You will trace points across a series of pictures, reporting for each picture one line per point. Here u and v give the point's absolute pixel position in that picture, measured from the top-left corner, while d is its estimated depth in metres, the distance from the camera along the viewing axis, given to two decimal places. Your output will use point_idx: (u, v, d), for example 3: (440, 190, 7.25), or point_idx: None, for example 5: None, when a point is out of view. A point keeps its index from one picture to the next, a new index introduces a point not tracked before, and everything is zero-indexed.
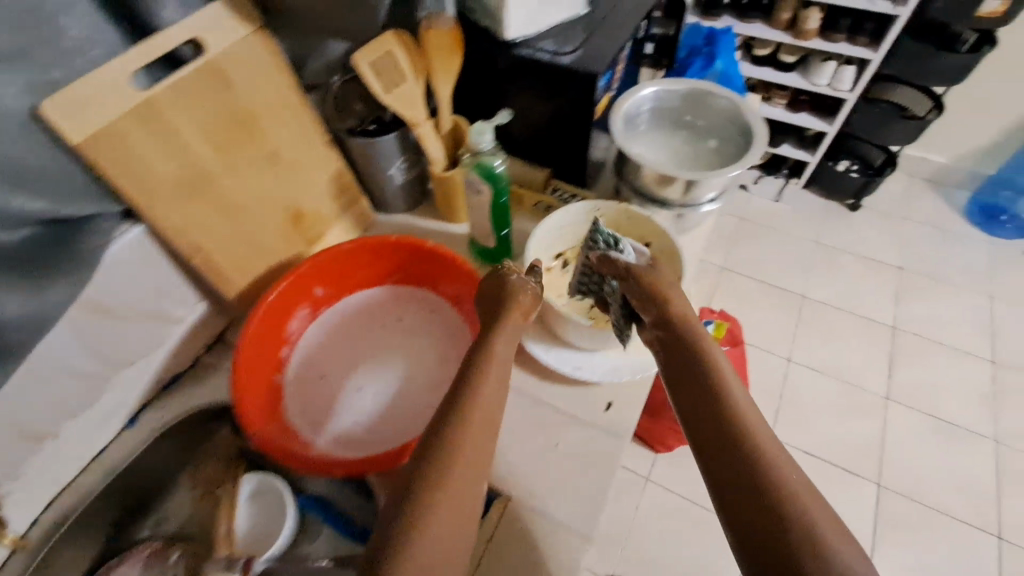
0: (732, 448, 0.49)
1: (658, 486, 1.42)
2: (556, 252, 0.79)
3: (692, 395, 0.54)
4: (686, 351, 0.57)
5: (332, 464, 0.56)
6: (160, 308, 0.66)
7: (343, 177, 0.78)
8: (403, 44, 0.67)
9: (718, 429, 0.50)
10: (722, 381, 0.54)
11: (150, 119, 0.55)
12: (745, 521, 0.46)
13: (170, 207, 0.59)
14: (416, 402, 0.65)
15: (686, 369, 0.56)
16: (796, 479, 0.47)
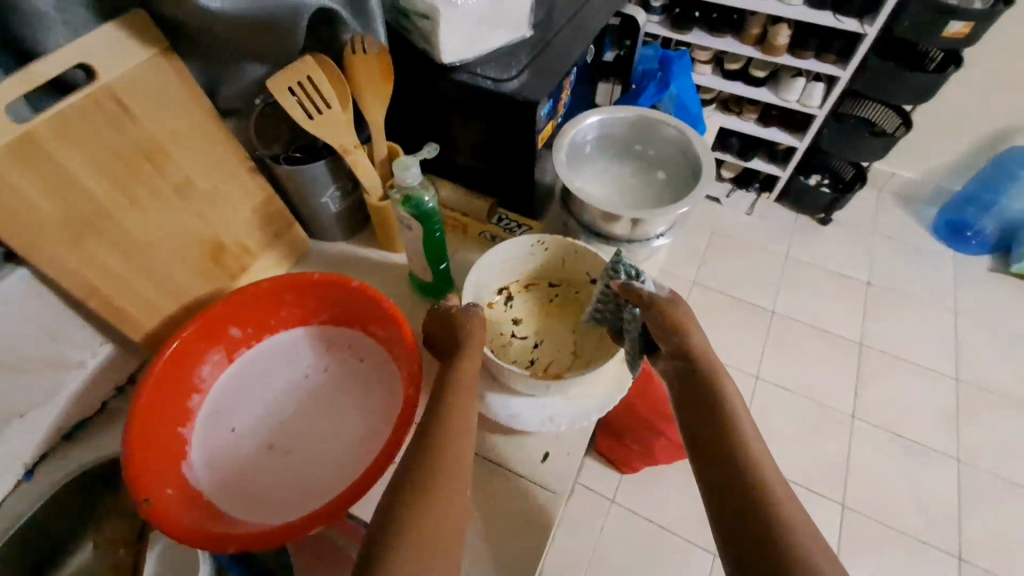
0: (740, 469, 0.51)
1: (623, 509, 1.38)
2: (500, 287, 0.77)
3: (706, 417, 0.56)
4: (711, 375, 0.58)
5: (224, 536, 0.51)
6: (58, 354, 0.60)
7: (271, 206, 0.73)
8: (326, 69, 0.62)
9: (726, 446, 0.53)
10: (734, 404, 0.56)
11: (28, 153, 0.49)
12: (736, 530, 0.48)
13: (58, 247, 0.54)
14: (335, 460, 0.62)
15: (701, 391, 0.57)
16: (793, 502, 0.48)
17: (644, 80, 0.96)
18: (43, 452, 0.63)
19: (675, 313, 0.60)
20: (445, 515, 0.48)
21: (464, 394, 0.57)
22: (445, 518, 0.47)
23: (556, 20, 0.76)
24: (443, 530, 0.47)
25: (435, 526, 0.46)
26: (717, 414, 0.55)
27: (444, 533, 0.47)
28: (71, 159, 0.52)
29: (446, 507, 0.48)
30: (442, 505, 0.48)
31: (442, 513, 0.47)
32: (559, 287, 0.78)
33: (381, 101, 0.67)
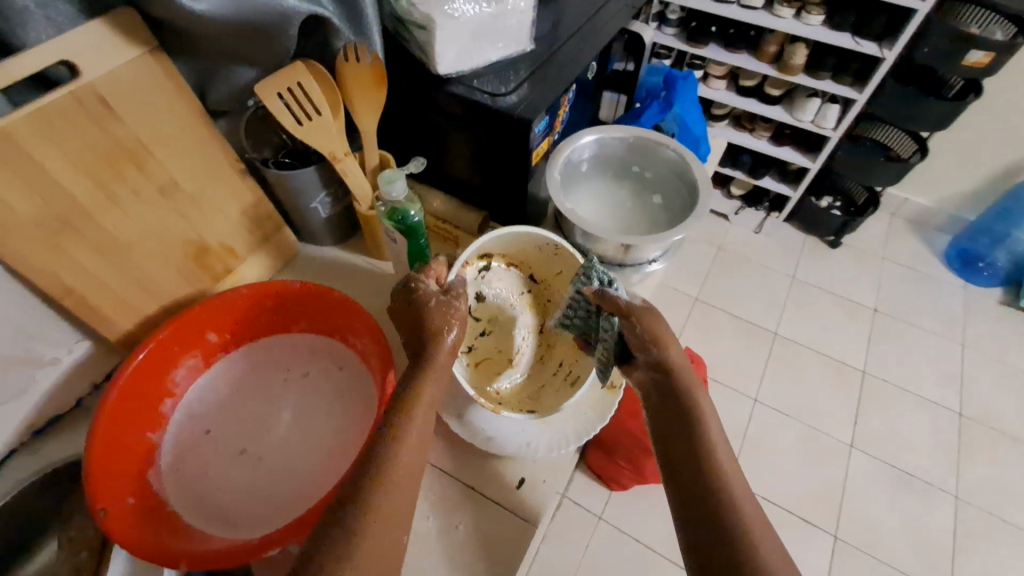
0: (713, 488, 0.49)
1: (610, 526, 1.36)
2: (483, 253, 0.72)
3: (681, 432, 0.54)
4: (688, 389, 0.56)
5: (181, 553, 0.51)
6: (31, 350, 0.59)
7: (262, 208, 0.73)
8: (316, 74, 0.61)
9: (700, 463, 0.51)
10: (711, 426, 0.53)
11: (3, 150, 0.48)
12: (706, 549, 0.47)
13: (31, 245, 0.53)
14: (304, 475, 0.61)
15: (677, 406, 0.55)
16: (766, 535, 0.47)
17: (648, 98, 0.94)
18: (8, 450, 0.61)
19: (657, 324, 0.58)
20: (391, 527, 0.44)
21: (429, 400, 0.52)
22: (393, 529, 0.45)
23: (560, 34, 0.74)
24: (388, 541, 0.44)
25: (383, 537, 0.43)
26: (691, 429, 0.53)
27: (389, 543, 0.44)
28: (49, 158, 0.51)
29: (394, 518, 0.45)
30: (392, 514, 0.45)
31: (391, 526, 0.44)
32: (536, 288, 0.76)
33: (373, 110, 0.66)
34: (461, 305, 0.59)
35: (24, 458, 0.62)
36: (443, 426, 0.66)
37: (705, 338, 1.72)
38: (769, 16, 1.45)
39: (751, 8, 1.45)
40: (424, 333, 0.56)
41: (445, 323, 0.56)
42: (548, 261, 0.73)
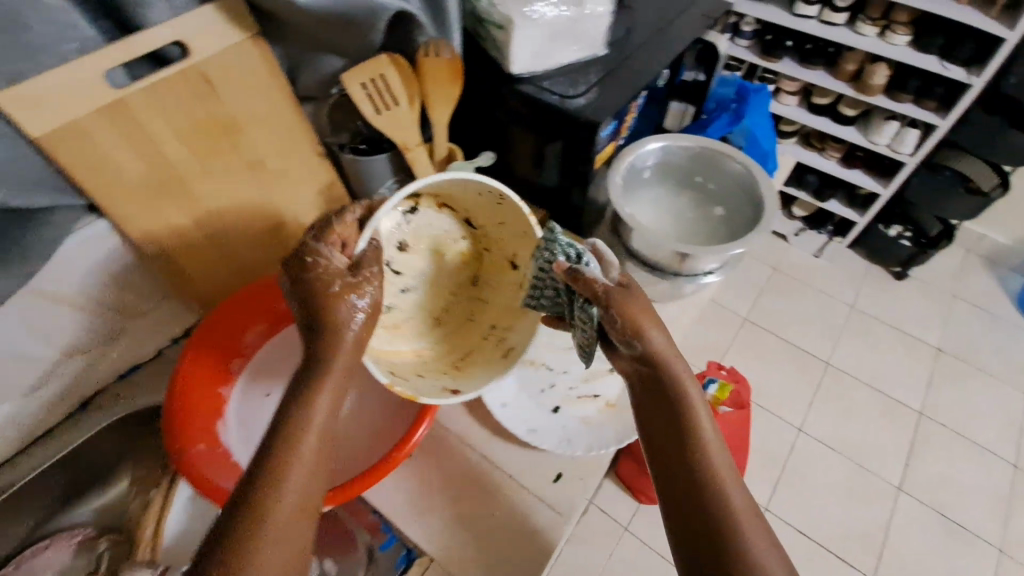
0: (704, 489, 0.49)
1: (635, 538, 1.35)
2: (409, 196, 0.64)
3: (668, 431, 0.52)
4: (676, 387, 0.53)
5: None
6: (121, 301, 0.64)
7: (334, 190, 0.77)
8: (398, 67, 0.64)
9: (688, 464, 0.50)
10: (698, 423, 0.52)
11: (121, 118, 0.54)
12: (697, 551, 0.47)
13: (134, 206, 0.58)
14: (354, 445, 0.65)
15: (664, 404, 0.53)
16: (758, 534, 0.47)
17: (716, 109, 0.93)
18: (94, 390, 0.68)
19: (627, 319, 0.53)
20: (296, 516, 0.44)
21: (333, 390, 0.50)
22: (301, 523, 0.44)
23: (633, 40, 0.75)
24: (295, 531, 0.44)
25: (293, 527, 0.44)
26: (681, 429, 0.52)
27: (298, 532, 0.44)
28: (158, 128, 0.57)
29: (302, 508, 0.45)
30: (300, 503, 0.45)
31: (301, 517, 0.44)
32: (476, 242, 0.70)
33: (447, 102, 0.68)
34: (373, 285, 0.53)
35: (104, 401, 0.69)
36: (485, 413, 0.67)
37: (751, 361, 1.67)
38: (851, 34, 1.40)
39: (832, 23, 1.40)
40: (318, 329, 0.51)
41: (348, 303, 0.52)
42: (492, 217, 0.66)
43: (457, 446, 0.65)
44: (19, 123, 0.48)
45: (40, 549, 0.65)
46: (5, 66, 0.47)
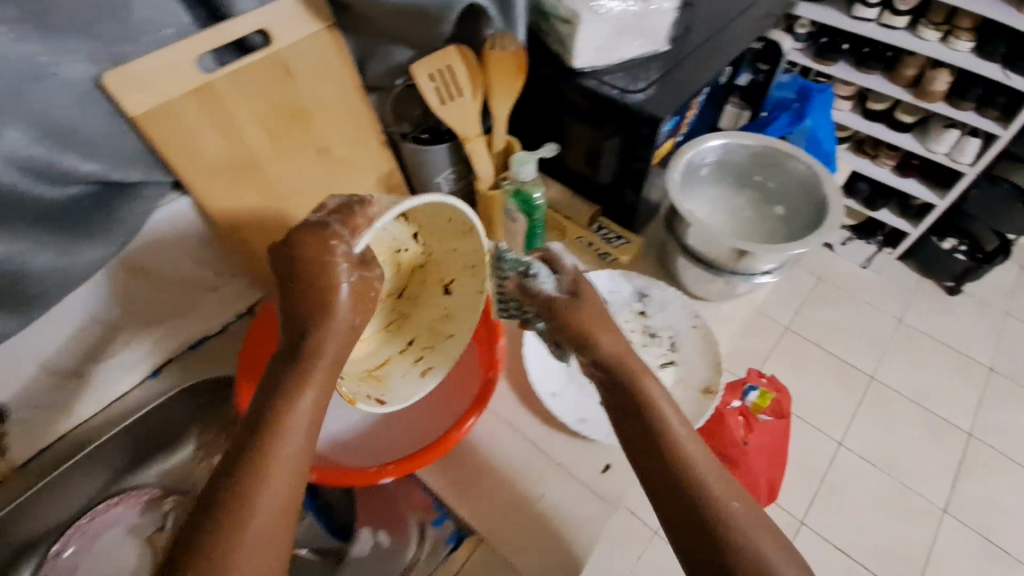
0: (693, 481, 0.49)
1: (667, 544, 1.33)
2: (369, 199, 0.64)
3: (639, 429, 0.53)
4: (637, 382, 0.55)
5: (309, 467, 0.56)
6: (194, 275, 0.68)
7: (393, 177, 0.79)
8: (464, 58, 0.66)
9: (665, 458, 0.51)
10: (667, 419, 0.53)
11: (208, 101, 0.57)
12: (698, 547, 0.47)
13: (214, 185, 0.61)
14: (412, 425, 0.66)
15: (629, 401, 0.54)
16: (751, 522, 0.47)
17: (776, 109, 0.91)
18: (167, 356, 0.71)
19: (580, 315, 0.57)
20: (273, 516, 0.44)
21: (315, 393, 0.51)
22: (279, 525, 0.44)
23: (695, 38, 0.75)
24: (269, 533, 0.44)
25: (268, 526, 0.44)
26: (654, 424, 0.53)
27: (276, 530, 0.44)
28: (239, 112, 0.60)
29: (278, 510, 0.45)
30: (277, 500, 0.45)
31: (279, 516, 0.45)
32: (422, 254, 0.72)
33: (507, 97, 0.70)
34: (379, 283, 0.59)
35: (176, 368, 0.72)
36: (534, 400, 0.68)
37: (790, 373, 1.62)
38: (912, 38, 1.36)
39: (893, 27, 1.37)
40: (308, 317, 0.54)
41: (344, 275, 0.55)
42: (445, 236, 0.67)
43: (508, 431, 0.66)
44: (121, 102, 0.51)
45: (112, 505, 0.71)
46: (111, 47, 0.50)
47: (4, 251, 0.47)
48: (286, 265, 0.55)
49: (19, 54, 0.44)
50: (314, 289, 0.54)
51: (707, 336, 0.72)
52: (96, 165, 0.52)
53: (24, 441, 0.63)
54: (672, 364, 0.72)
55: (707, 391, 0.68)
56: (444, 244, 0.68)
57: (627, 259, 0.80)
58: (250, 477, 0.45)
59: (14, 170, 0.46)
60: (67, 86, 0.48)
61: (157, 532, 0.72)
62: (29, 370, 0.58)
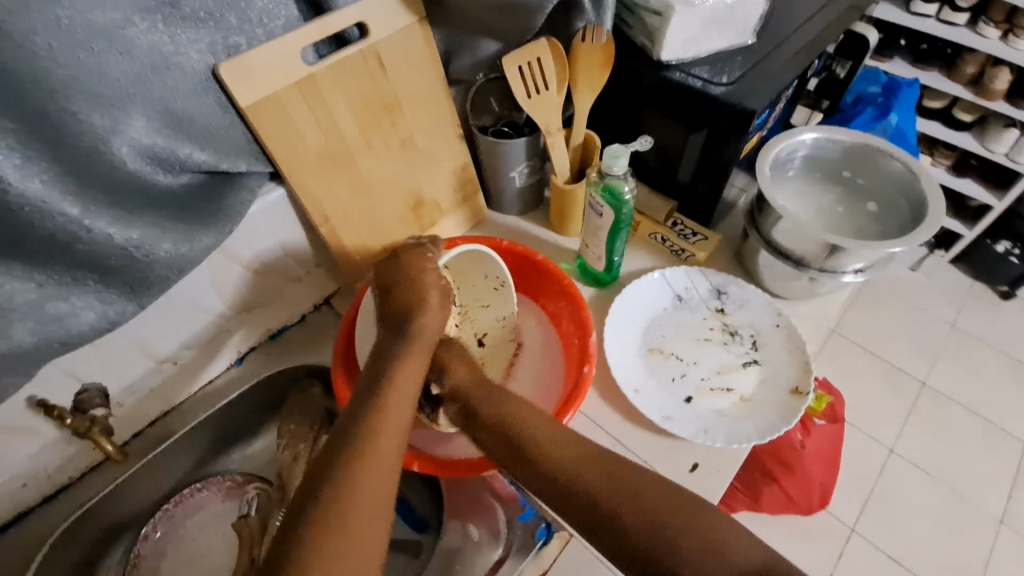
0: (612, 506, 0.48)
1: None
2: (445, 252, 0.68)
3: (577, 502, 0.49)
4: (544, 446, 0.52)
5: (409, 457, 0.58)
6: (282, 266, 0.69)
7: (468, 171, 0.79)
8: (553, 52, 0.66)
9: (617, 524, 0.47)
10: (550, 453, 0.52)
11: (309, 92, 0.58)
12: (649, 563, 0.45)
13: (309, 175, 0.62)
14: None
15: (560, 465, 0.51)
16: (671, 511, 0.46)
17: (860, 103, 0.89)
18: (251, 345, 0.74)
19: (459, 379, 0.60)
20: (366, 503, 0.45)
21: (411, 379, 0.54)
22: (372, 521, 0.45)
23: (781, 30, 0.73)
24: (364, 522, 0.45)
25: (363, 522, 0.44)
26: (607, 481, 0.49)
27: (372, 524, 0.45)
28: (335, 102, 0.61)
29: (372, 506, 0.45)
30: (373, 493, 0.46)
31: (373, 510, 0.46)
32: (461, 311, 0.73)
33: (592, 91, 0.69)
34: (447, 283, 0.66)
35: (260, 355, 0.74)
36: (615, 396, 0.69)
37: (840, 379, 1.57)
38: (972, 37, 1.33)
39: (953, 24, 1.34)
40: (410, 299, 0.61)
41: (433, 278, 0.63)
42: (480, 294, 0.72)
43: (593, 430, 0.67)
44: (233, 93, 0.52)
45: (196, 490, 0.72)
46: (227, 38, 0.51)
47: (135, 240, 0.47)
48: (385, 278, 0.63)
49: (149, 43, 0.45)
50: (403, 289, 0.62)
51: (792, 336, 0.71)
52: (209, 154, 0.52)
53: (124, 423, 0.66)
54: (755, 363, 0.70)
55: (797, 391, 0.67)
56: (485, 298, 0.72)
57: (704, 256, 0.78)
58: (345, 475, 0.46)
59: (141, 160, 0.47)
60: (189, 75, 0.49)
61: (244, 519, 0.70)
62: (131, 352, 0.61)
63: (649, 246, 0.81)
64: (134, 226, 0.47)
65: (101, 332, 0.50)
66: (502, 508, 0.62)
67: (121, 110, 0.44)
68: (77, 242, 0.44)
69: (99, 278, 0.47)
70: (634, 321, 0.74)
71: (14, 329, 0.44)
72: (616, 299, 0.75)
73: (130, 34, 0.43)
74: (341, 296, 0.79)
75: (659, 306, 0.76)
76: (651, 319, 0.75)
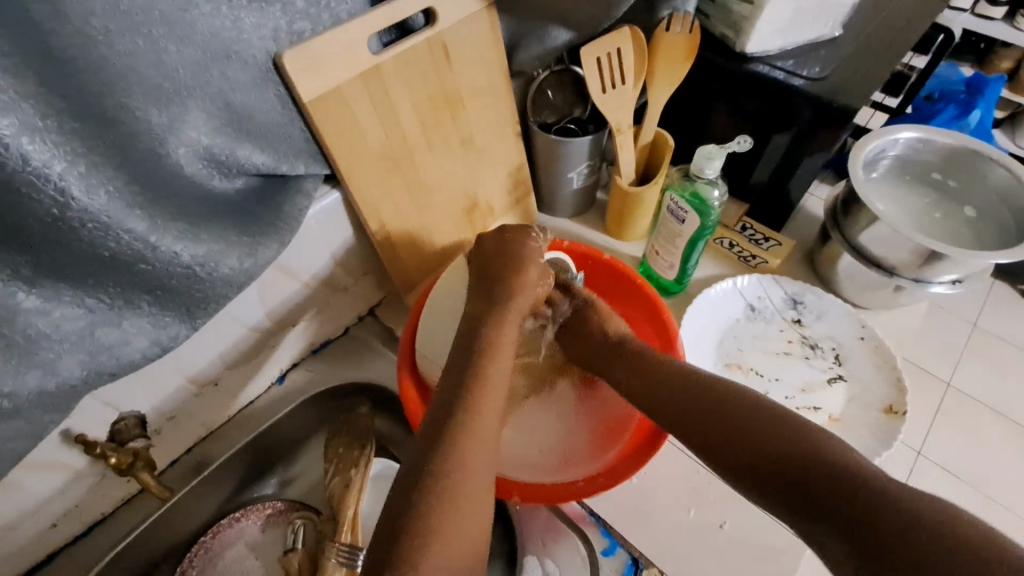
0: (727, 416, 0.47)
1: None
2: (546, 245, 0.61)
3: (704, 422, 0.49)
4: (646, 396, 0.53)
5: (509, 484, 0.54)
6: (332, 277, 0.63)
7: (522, 171, 0.73)
8: (635, 42, 0.60)
9: (731, 455, 0.46)
10: (668, 374, 0.53)
11: (373, 86, 0.52)
12: (773, 472, 0.43)
13: (368, 177, 0.56)
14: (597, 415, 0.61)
15: (673, 403, 0.51)
16: (782, 426, 0.44)
17: (940, 100, 0.87)
18: (294, 361, 0.68)
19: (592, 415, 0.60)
20: (453, 493, 0.40)
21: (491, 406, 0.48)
22: (466, 509, 0.40)
23: (867, 23, 0.68)
24: (456, 522, 0.39)
25: (451, 517, 0.39)
26: (699, 405, 0.49)
27: (465, 511, 0.40)
28: (398, 96, 0.55)
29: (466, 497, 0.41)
30: (457, 492, 0.40)
31: (468, 512, 0.40)
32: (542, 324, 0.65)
33: (669, 86, 0.64)
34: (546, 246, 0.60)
35: (303, 372, 0.69)
36: None
37: None
38: (1009, 31, 1.24)
39: (988, 18, 1.25)
40: (498, 284, 0.55)
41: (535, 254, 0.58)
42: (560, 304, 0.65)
43: (678, 457, 0.61)
44: (296, 86, 0.46)
45: (236, 519, 0.65)
46: (292, 24, 0.44)
47: (201, 257, 0.42)
48: (478, 263, 0.58)
49: (212, 28, 0.38)
50: (498, 268, 0.57)
51: (881, 351, 0.66)
52: (267, 156, 0.46)
53: (161, 451, 0.60)
54: (841, 379, 0.66)
55: (891, 410, 0.62)
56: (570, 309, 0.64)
57: (778, 262, 0.73)
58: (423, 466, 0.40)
59: (200, 161, 0.41)
60: (250, 65, 0.42)
61: (290, 553, 0.61)
62: (171, 376, 0.54)
63: (717, 252, 0.76)
64: (200, 240, 0.41)
65: (151, 359, 0.44)
66: (584, 544, 0.57)
67: (180, 107, 0.38)
68: (140, 261, 0.38)
69: (153, 299, 0.41)
70: (708, 332, 0.69)
71: (61, 362, 0.38)
72: (689, 307, 0.70)
73: (193, 17, 0.37)
74: (388, 305, 0.73)
75: (731, 316, 0.70)
76: (724, 331, 0.69)
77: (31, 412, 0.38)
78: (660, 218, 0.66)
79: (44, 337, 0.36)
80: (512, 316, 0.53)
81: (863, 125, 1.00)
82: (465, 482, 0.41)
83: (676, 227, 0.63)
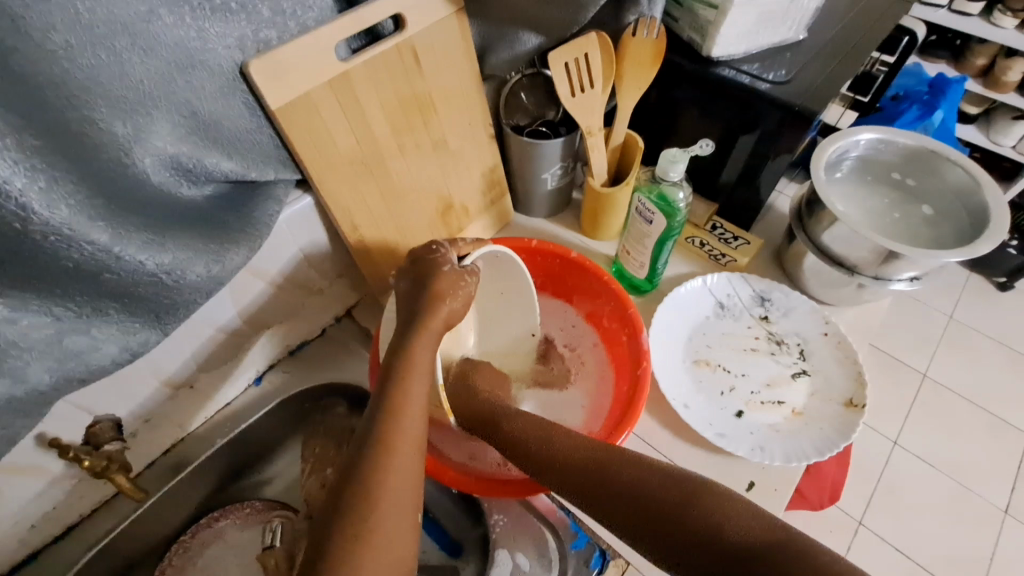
0: (626, 480, 0.44)
1: (871, 534, 1.05)
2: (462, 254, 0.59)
3: (609, 495, 0.45)
4: (549, 458, 0.49)
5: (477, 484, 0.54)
6: (305, 279, 0.64)
7: (496, 172, 0.74)
8: (602, 47, 0.61)
9: (645, 532, 0.42)
10: (566, 444, 0.49)
11: (343, 92, 0.53)
12: (680, 542, 0.40)
13: (340, 182, 0.57)
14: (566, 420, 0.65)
15: (574, 471, 0.47)
16: (677, 486, 0.42)
17: (905, 101, 0.91)
18: (271, 362, 0.69)
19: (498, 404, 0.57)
20: (401, 499, 0.41)
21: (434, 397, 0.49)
22: (393, 503, 0.40)
23: (832, 26, 0.69)
24: (393, 533, 0.40)
25: (389, 508, 0.40)
26: (601, 472, 0.46)
27: (393, 507, 0.40)
28: (370, 101, 0.56)
29: (403, 492, 0.41)
30: (410, 502, 0.42)
31: (398, 513, 0.40)
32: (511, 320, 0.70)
33: (637, 90, 0.65)
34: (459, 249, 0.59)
35: (281, 373, 0.69)
36: (664, 413, 0.65)
37: (963, 365, 1.19)
38: (983, 26, 1.25)
39: (965, 14, 1.25)
40: (428, 291, 0.54)
41: (448, 258, 0.56)
42: (512, 296, 0.66)
43: (648, 453, 0.63)
44: (263, 92, 0.46)
45: (215, 519, 0.67)
46: (258, 32, 0.44)
47: (167, 265, 0.43)
48: (415, 269, 0.56)
49: (176, 38, 0.39)
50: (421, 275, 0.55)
51: (844, 343, 0.68)
52: (235, 164, 0.47)
53: (137, 453, 0.60)
54: (804, 373, 0.67)
55: (851, 403, 0.64)
56: (523, 304, 0.66)
57: (746, 261, 0.75)
58: (371, 464, 0.41)
59: (165, 170, 0.41)
60: (216, 74, 0.43)
61: (269, 550, 0.64)
62: (144, 379, 0.55)
63: (688, 251, 0.78)
64: (165, 249, 0.42)
65: (121, 365, 0.45)
66: (554, 537, 0.59)
67: (144, 117, 0.39)
68: (105, 271, 0.39)
69: (121, 306, 0.42)
70: (677, 329, 0.70)
71: (30, 369, 0.39)
72: (659, 305, 0.71)
73: (155, 28, 0.37)
74: (365, 305, 0.74)
75: (701, 314, 0.72)
76: (694, 328, 0.71)
77: (3, 417, 0.39)
78: (629, 219, 0.68)
79: (13, 345, 0.37)
80: (437, 319, 0.52)
81: (833, 123, 1.03)
82: (417, 492, 0.43)
83: (645, 229, 0.65)
